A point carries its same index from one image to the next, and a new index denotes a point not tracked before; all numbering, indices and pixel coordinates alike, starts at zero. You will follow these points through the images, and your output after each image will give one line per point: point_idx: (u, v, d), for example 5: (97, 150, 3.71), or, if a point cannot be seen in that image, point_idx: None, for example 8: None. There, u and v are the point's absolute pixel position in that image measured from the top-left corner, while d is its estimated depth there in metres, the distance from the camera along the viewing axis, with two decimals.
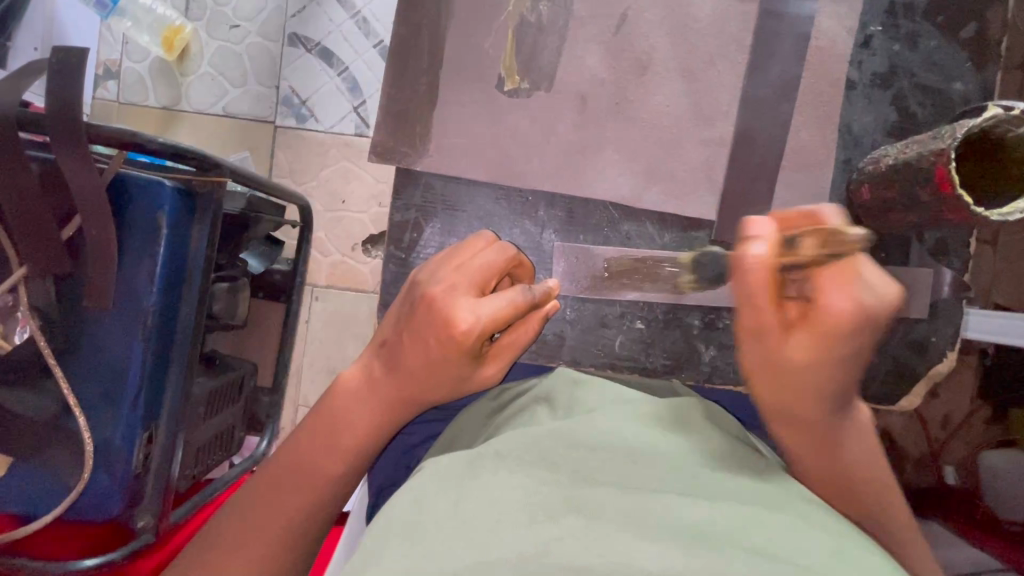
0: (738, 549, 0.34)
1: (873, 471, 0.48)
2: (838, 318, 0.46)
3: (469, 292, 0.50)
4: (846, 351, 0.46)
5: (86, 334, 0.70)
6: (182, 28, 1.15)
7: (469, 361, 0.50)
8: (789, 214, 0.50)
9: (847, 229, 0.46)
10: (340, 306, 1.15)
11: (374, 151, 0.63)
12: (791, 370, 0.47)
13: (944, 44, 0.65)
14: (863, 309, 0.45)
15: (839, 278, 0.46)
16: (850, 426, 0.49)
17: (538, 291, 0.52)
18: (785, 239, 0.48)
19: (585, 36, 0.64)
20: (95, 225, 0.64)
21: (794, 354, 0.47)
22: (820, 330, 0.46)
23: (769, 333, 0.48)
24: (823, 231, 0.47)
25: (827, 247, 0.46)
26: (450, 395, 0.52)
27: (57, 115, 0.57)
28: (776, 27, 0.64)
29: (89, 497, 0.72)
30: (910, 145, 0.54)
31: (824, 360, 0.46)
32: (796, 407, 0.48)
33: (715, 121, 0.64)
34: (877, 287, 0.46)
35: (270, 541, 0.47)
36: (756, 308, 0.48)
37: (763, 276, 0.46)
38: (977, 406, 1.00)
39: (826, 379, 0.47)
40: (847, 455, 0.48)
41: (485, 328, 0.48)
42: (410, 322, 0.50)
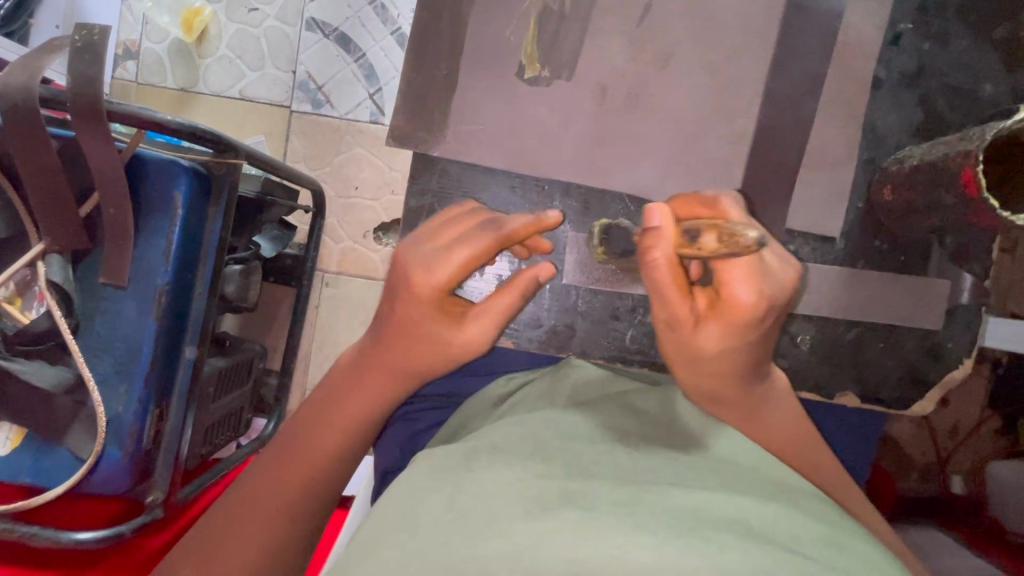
0: (739, 538, 0.35)
1: (795, 435, 0.53)
2: (741, 310, 0.46)
3: (435, 243, 0.50)
4: (749, 334, 0.47)
5: (101, 311, 0.71)
6: (202, 10, 1.15)
7: (443, 316, 0.50)
8: (683, 201, 0.52)
9: (742, 228, 0.43)
10: (350, 292, 1.16)
11: (390, 136, 0.62)
12: (703, 360, 0.48)
13: (976, 43, 0.64)
14: (764, 301, 0.46)
15: (741, 272, 0.46)
16: (759, 390, 0.53)
17: (513, 224, 0.49)
18: (683, 232, 0.46)
19: (607, 27, 0.63)
20: (113, 203, 0.65)
21: (704, 347, 0.47)
22: (727, 321, 0.46)
23: (682, 324, 0.47)
24: (721, 227, 0.44)
25: (722, 244, 0.44)
26: (431, 358, 0.51)
27: (79, 92, 0.57)
28: (802, 22, 0.63)
29: (99, 474, 0.73)
30: (937, 146, 0.53)
31: (727, 347, 0.47)
32: (710, 388, 0.50)
33: (736, 116, 0.64)
34: (775, 279, 0.47)
35: (275, 521, 0.48)
36: (664, 301, 0.47)
37: (667, 270, 0.45)
38: (986, 416, 1.00)
39: (731, 366, 0.49)
40: (760, 418, 0.52)
41: (444, 277, 0.48)
42: (389, 287, 0.52)
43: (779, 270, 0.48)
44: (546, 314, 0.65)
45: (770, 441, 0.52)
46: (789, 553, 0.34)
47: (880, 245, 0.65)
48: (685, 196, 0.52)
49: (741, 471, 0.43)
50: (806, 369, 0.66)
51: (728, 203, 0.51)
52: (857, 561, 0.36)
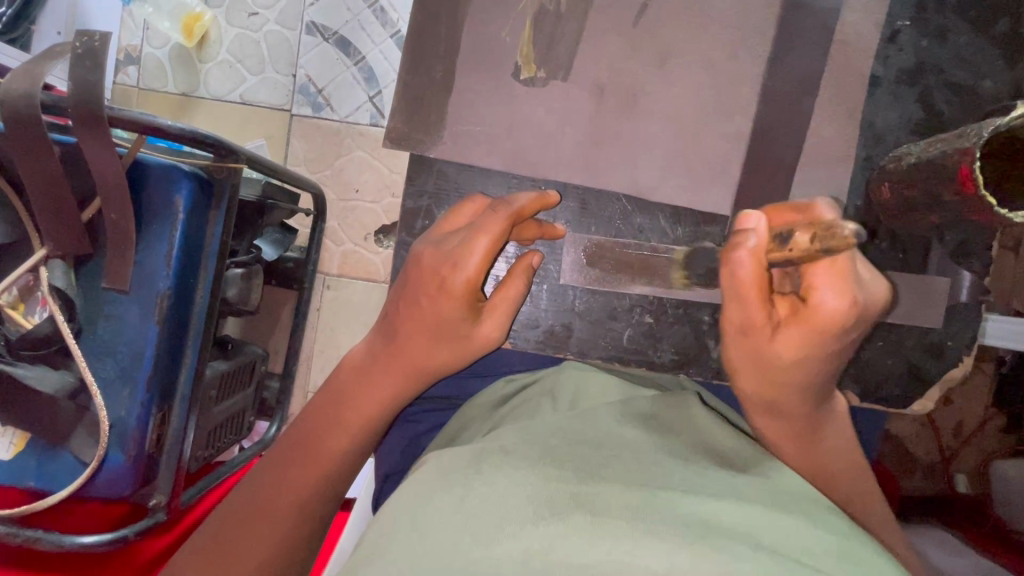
0: (741, 545, 0.34)
1: (850, 463, 0.54)
2: (823, 316, 0.47)
3: (457, 241, 0.53)
4: (829, 346, 0.49)
5: (103, 316, 0.71)
6: (202, 15, 1.15)
7: (469, 311, 0.53)
8: (778, 210, 0.54)
9: (840, 223, 0.41)
10: (352, 294, 1.16)
11: (388, 138, 0.62)
12: (775, 364, 0.50)
13: (975, 39, 0.64)
14: (851, 309, 0.47)
15: (827, 278, 0.47)
16: (830, 420, 0.54)
17: (518, 203, 0.54)
18: (777, 235, 0.47)
19: (604, 27, 0.63)
20: (115, 207, 0.65)
21: (783, 351, 0.49)
22: (809, 325, 0.48)
23: (755, 326, 0.49)
24: (818, 225, 0.43)
25: (817, 243, 0.43)
26: (452, 352, 0.54)
27: (80, 98, 0.57)
28: (799, 19, 0.63)
29: (103, 478, 0.73)
30: (934, 144, 0.53)
31: (805, 355, 0.49)
32: (790, 403, 0.51)
33: (733, 115, 0.64)
34: (864, 285, 0.49)
35: (281, 521, 0.47)
36: (744, 303, 0.49)
37: (751, 271, 0.47)
38: (991, 414, 0.99)
39: (805, 374, 0.50)
40: (822, 445, 0.53)
41: (474, 272, 0.51)
42: (406, 285, 0.54)
43: (873, 284, 0.51)
44: (544, 315, 0.65)
45: (821, 471, 0.52)
46: (788, 560, 0.34)
47: (879, 242, 0.65)
48: (777, 206, 0.55)
49: (741, 474, 0.43)
50: None
51: (823, 207, 0.52)
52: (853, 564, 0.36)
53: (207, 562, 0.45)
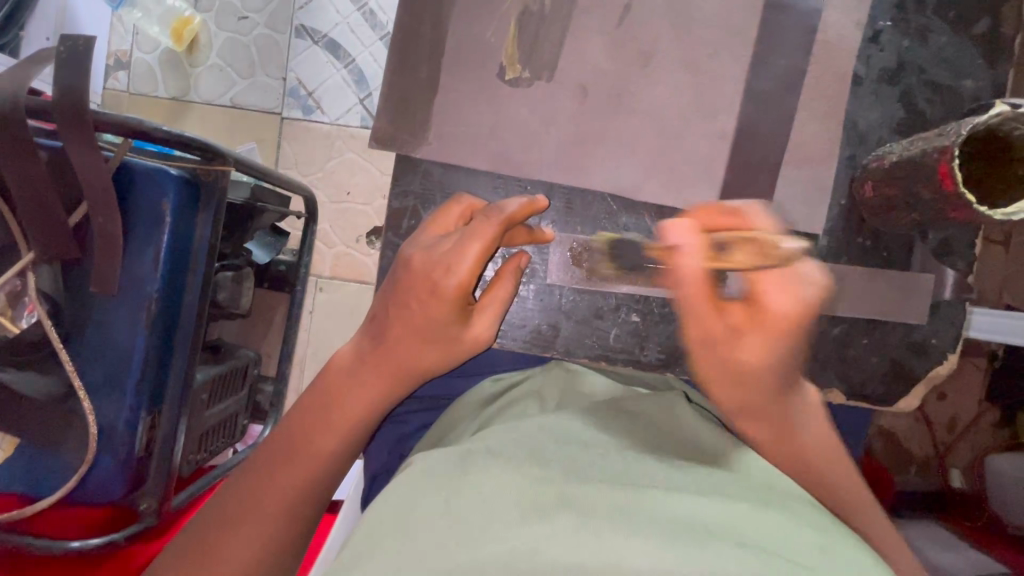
0: (724, 544, 0.34)
1: (830, 453, 0.51)
2: (778, 317, 0.49)
3: (449, 245, 0.51)
4: (791, 343, 0.50)
5: (90, 321, 0.71)
6: (192, 19, 1.15)
7: (459, 314, 0.51)
8: (711, 211, 0.54)
9: (778, 237, 0.47)
10: (344, 297, 1.16)
11: (374, 140, 0.62)
12: (741, 371, 0.50)
13: (956, 39, 0.64)
14: (804, 308, 0.49)
15: (777, 283, 0.50)
16: (799, 402, 0.52)
17: (511, 208, 0.52)
18: (714, 244, 0.50)
19: (588, 28, 0.63)
20: (102, 212, 0.65)
21: (748, 357, 0.50)
22: (766, 329, 0.50)
23: (717, 334, 0.51)
24: (756, 241, 0.47)
25: (760, 257, 0.47)
26: (444, 358, 0.52)
27: (64, 101, 0.57)
28: (782, 18, 0.63)
29: (92, 481, 0.73)
30: (915, 141, 0.54)
31: (770, 358, 0.49)
32: (749, 401, 0.50)
33: (717, 114, 0.64)
34: (807, 281, 0.50)
35: (268, 521, 0.47)
36: (696, 315, 0.52)
37: (696, 278, 0.51)
38: (983, 409, 1.00)
39: (773, 374, 0.50)
40: (797, 432, 0.50)
41: (467, 276, 0.50)
42: (396, 289, 0.52)
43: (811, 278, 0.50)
44: (530, 315, 0.65)
45: (800, 460, 0.49)
46: (771, 553, 0.34)
47: (863, 240, 0.65)
48: (709, 207, 0.55)
49: (732, 474, 0.43)
50: None
51: (754, 214, 0.53)
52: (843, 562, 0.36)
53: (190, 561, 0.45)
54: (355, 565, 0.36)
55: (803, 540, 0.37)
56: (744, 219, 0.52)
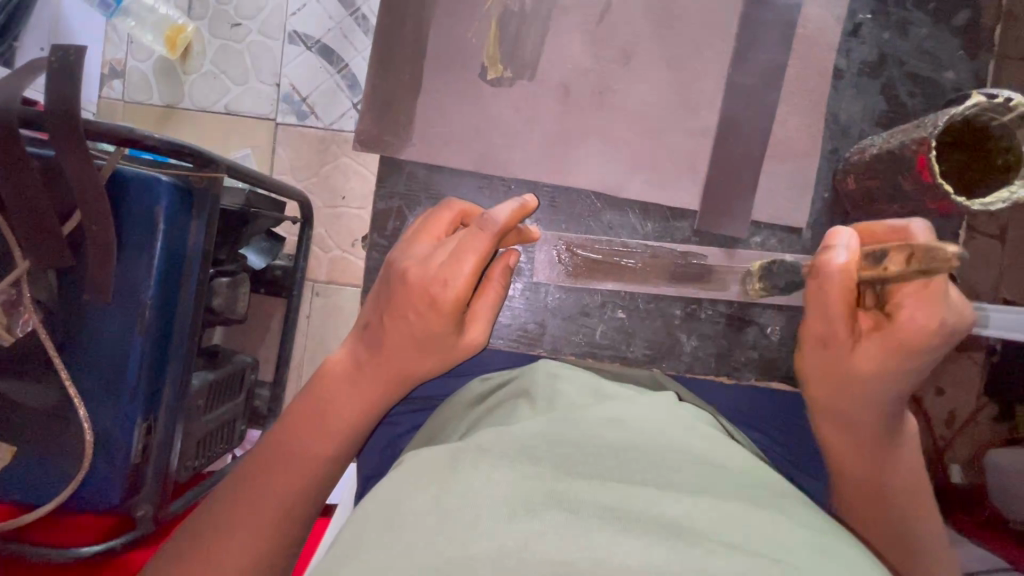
0: (717, 545, 0.34)
1: (913, 488, 0.50)
2: (914, 334, 0.45)
3: (445, 255, 0.48)
4: (919, 362, 0.47)
5: (86, 327, 0.71)
6: (185, 27, 1.16)
7: (456, 324, 0.48)
8: (867, 230, 0.51)
9: (940, 244, 0.39)
10: (338, 300, 1.16)
11: (359, 142, 0.63)
12: (856, 380, 0.48)
13: (936, 30, 0.64)
14: (938, 332, 0.45)
15: (920, 301, 0.45)
16: (905, 443, 0.51)
17: (503, 215, 0.48)
18: (868, 255, 0.46)
19: (570, 27, 0.64)
20: (96, 220, 0.65)
21: (861, 364, 0.48)
22: (887, 340, 0.46)
23: (839, 338, 0.48)
24: (909, 248, 0.42)
25: (910, 267, 0.42)
26: (438, 364, 0.51)
27: (55, 111, 0.58)
28: (763, 14, 0.64)
29: (89, 487, 0.74)
30: (895, 134, 0.53)
31: (887, 370, 0.47)
32: (842, 410, 0.50)
33: (700, 110, 0.64)
34: (954, 309, 0.45)
35: (265, 525, 0.45)
36: (827, 316, 0.48)
37: (841, 286, 0.46)
38: (983, 403, 0.98)
39: (885, 389, 0.48)
40: (889, 470, 0.50)
41: (463, 288, 0.46)
42: (389, 300, 0.49)
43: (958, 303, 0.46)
44: (517, 312, 0.66)
45: (879, 491, 0.50)
46: (758, 549, 0.34)
47: None
48: (864, 227, 0.51)
49: (722, 470, 0.43)
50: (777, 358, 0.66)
51: (920, 229, 0.48)
52: (840, 562, 0.36)
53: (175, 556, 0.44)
54: (344, 564, 0.36)
55: (791, 534, 0.37)
56: (904, 233, 0.49)
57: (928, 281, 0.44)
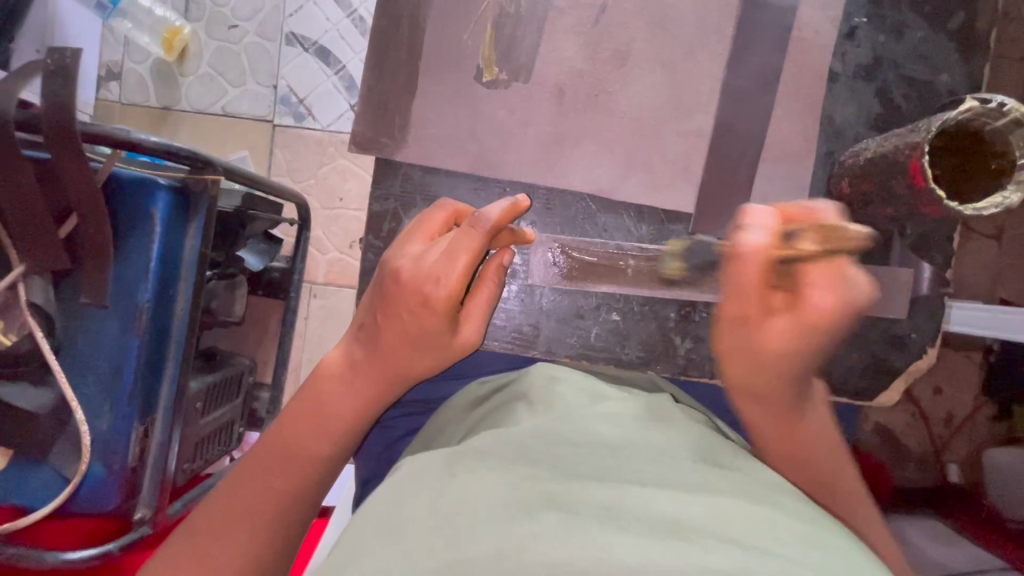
0: (712, 539, 0.34)
1: (831, 460, 0.51)
2: (820, 313, 0.48)
3: (438, 254, 0.48)
4: (819, 339, 0.49)
5: (83, 330, 0.71)
6: (182, 28, 1.15)
7: (451, 322, 0.48)
8: (786, 209, 0.51)
9: (845, 226, 0.45)
10: (335, 302, 1.16)
11: (354, 144, 0.63)
12: (767, 355, 0.50)
13: (931, 33, 0.64)
14: (845, 306, 0.48)
15: (824, 276, 0.48)
16: (809, 411, 0.52)
17: (496, 213, 0.47)
18: (783, 232, 0.47)
19: (565, 29, 0.64)
20: (91, 222, 0.65)
21: (771, 343, 0.50)
22: (801, 317, 0.49)
23: (749, 318, 0.50)
24: (822, 227, 0.46)
25: (826, 245, 0.46)
26: (434, 364, 0.50)
27: (51, 115, 0.58)
28: (758, 16, 0.64)
29: (86, 490, 0.73)
30: (889, 138, 0.54)
31: (797, 348, 0.50)
32: (762, 386, 0.51)
33: (695, 112, 0.64)
34: (855, 287, 0.48)
35: (260, 528, 0.44)
36: (740, 295, 0.49)
37: (756, 265, 0.47)
38: (980, 402, 0.99)
39: (793, 365, 0.50)
40: (803, 439, 0.50)
41: (457, 285, 0.46)
42: (383, 299, 0.49)
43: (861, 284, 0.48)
44: (513, 314, 0.66)
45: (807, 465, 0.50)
46: (756, 547, 0.34)
47: None
48: (783, 205, 0.52)
49: (718, 470, 0.43)
50: None
51: (828, 213, 0.50)
52: (833, 556, 0.36)
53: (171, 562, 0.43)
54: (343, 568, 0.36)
55: (785, 529, 0.37)
56: (811, 215, 0.50)
57: (834, 257, 0.47)
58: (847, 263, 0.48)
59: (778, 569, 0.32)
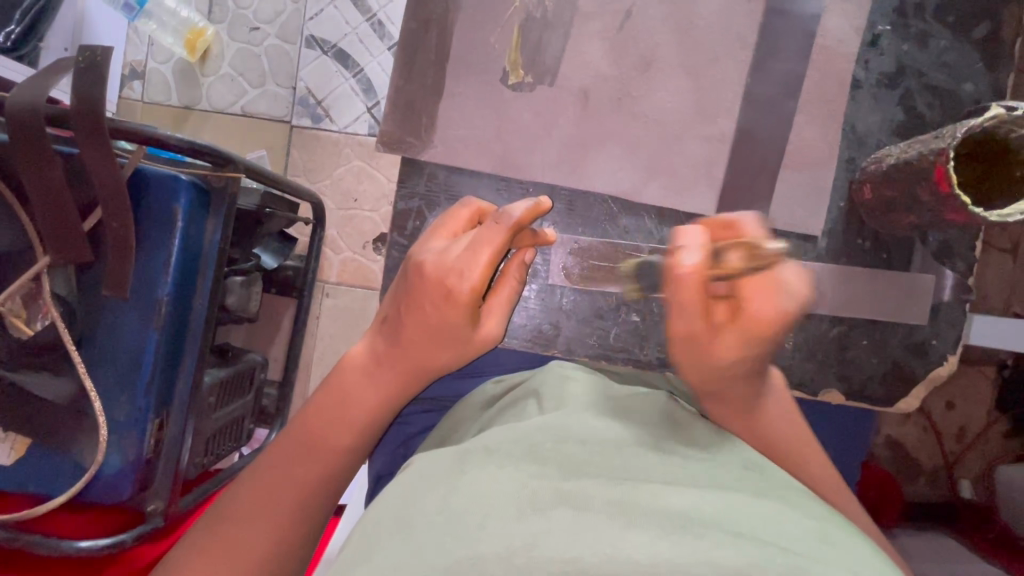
0: (722, 534, 0.34)
1: (792, 442, 0.53)
2: (763, 323, 0.48)
3: (461, 248, 0.49)
4: (768, 347, 0.50)
5: (103, 322, 0.72)
6: (205, 30, 1.17)
7: (473, 315, 0.48)
8: (711, 223, 0.53)
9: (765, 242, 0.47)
10: (350, 303, 1.17)
11: (380, 142, 0.64)
12: (721, 369, 0.49)
13: (955, 43, 0.65)
14: (786, 316, 0.48)
15: (761, 288, 0.49)
16: (767, 401, 0.54)
17: (519, 212, 0.48)
18: (709, 250, 0.48)
19: (590, 33, 0.65)
20: (116, 216, 0.66)
21: (723, 355, 0.49)
22: (748, 332, 0.48)
23: (700, 335, 0.48)
24: (744, 244, 0.47)
25: (748, 261, 0.47)
26: (456, 358, 0.50)
27: (81, 112, 0.59)
28: (781, 24, 0.64)
29: (101, 482, 0.74)
30: (913, 144, 0.54)
31: (747, 358, 0.49)
32: (718, 389, 0.51)
33: (717, 117, 0.65)
34: (795, 294, 0.48)
35: (283, 517, 0.44)
36: (684, 313, 0.47)
37: (692, 285, 0.46)
38: (994, 418, 0.98)
39: (745, 371, 0.50)
40: (764, 426, 0.52)
41: (480, 279, 0.47)
42: (407, 291, 0.49)
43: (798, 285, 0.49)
44: (533, 315, 0.66)
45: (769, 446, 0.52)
46: (764, 539, 0.34)
47: (862, 242, 0.65)
48: (704, 221, 0.54)
49: (733, 471, 0.43)
50: (790, 367, 0.66)
51: (749, 223, 0.51)
52: (843, 554, 0.36)
53: (188, 545, 0.44)
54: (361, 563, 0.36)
55: (801, 526, 0.37)
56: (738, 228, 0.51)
57: (769, 271, 0.48)
58: (782, 268, 0.49)
59: (793, 565, 0.32)
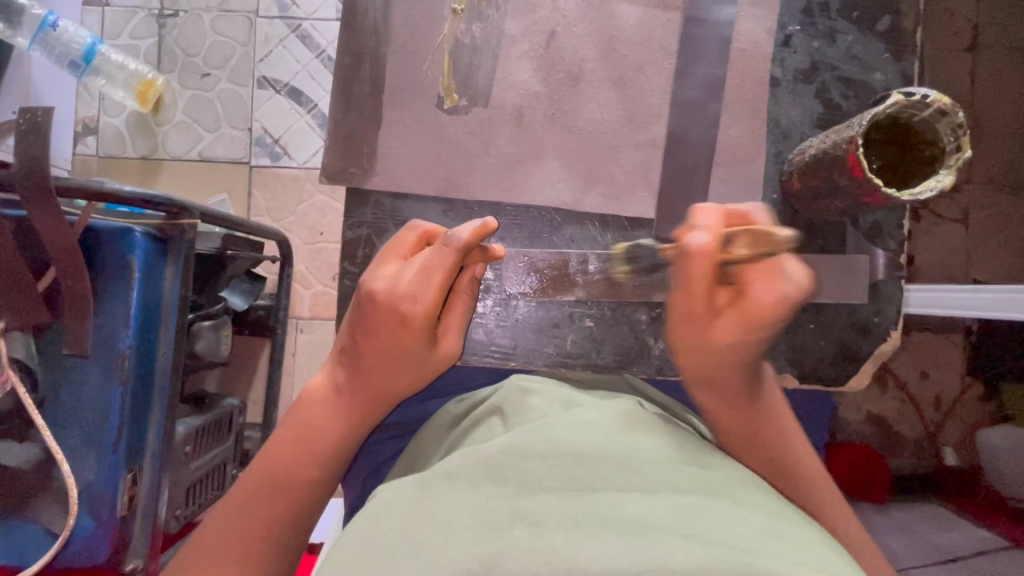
0: (675, 538, 0.34)
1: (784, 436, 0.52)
2: (764, 308, 0.47)
3: (411, 274, 0.49)
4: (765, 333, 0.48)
5: (65, 381, 0.71)
6: (155, 80, 1.15)
7: (429, 336, 0.50)
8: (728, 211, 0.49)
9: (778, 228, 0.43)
10: (323, 337, 1.16)
11: (324, 175, 0.65)
12: (712, 348, 0.49)
13: (861, 37, 0.68)
14: (786, 304, 0.46)
15: (766, 278, 0.47)
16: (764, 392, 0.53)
17: (467, 233, 0.47)
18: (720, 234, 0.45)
19: (518, 53, 0.67)
20: (70, 274, 0.66)
21: (717, 338, 0.49)
22: (748, 315, 0.47)
23: (697, 316, 0.48)
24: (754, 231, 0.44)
25: (756, 249, 0.44)
26: (419, 380, 0.51)
27: (28, 176, 0.59)
28: (700, 30, 0.67)
29: (75, 545, 0.72)
30: (828, 135, 0.57)
31: (740, 342, 0.48)
32: (706, 387, 0.52)
33: (648, 124, 0.67)
34: (796, 282, 0.46)
35: (251, 559, 0.44)
36: (687, 291, 0.46)
37: (701, 266, 0.44)
38: (967, 383, 1.01)
39: (742, 356, 0.50)
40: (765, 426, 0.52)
41: (432, 302, 0.48)
42: (361, 321, 0.50)
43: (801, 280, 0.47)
44: (494, 332, 0.67)
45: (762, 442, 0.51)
46: (718, 542, 0.34)
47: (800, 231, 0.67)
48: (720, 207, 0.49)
49: (693, 470, 0.43)
50: None
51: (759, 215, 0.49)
52: (802, 547, 0.36)
53: None
54: None
55: (747, 521, 0.37)
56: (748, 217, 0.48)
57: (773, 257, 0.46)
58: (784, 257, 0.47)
59: (741, 564, 0.32)
